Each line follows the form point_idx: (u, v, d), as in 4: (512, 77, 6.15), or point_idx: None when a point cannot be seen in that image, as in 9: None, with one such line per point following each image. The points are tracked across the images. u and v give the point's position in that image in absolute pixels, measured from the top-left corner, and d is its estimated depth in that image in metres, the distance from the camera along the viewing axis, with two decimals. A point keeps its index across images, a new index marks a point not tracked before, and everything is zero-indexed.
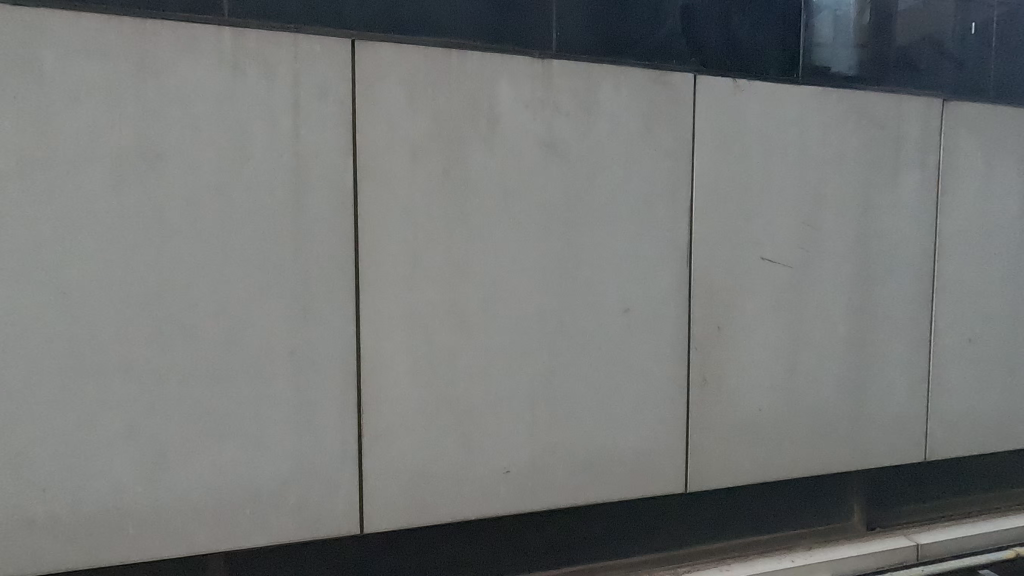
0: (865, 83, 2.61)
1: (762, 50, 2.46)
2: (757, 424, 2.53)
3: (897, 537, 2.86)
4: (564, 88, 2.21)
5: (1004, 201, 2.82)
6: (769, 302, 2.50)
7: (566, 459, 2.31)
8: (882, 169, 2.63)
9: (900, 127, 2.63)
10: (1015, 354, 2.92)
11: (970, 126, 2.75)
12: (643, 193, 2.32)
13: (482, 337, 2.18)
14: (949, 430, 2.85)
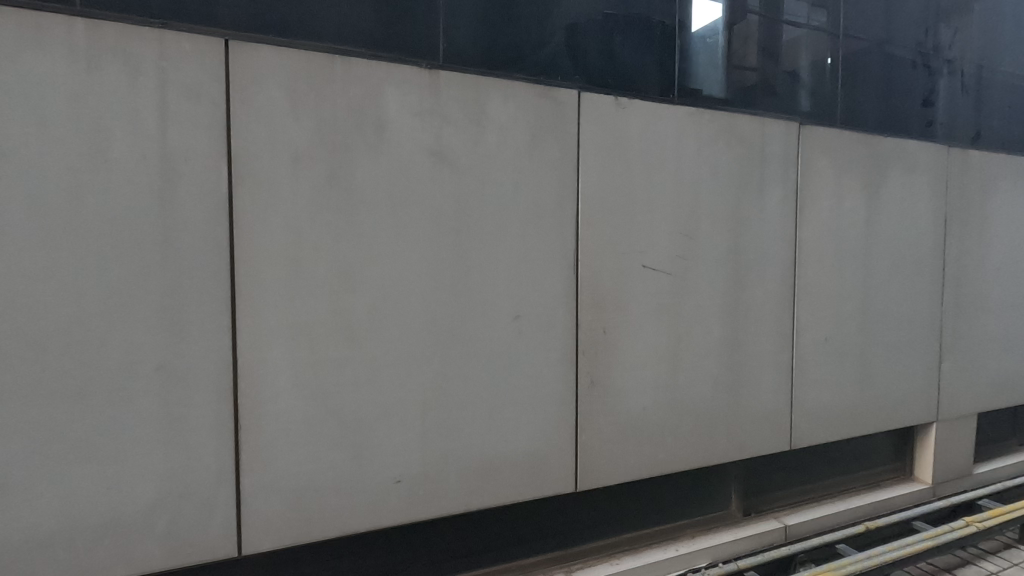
0: (734, 106, 2.86)
1: (641, 71, 2.63)
2: (643, 422, 2.68)
3: (769, 521, 3.14)
4: (452, 98, 2.24)
5: (853, 215, 3.18)
6: (651, 307, 2.67)
7: (459, 466, 2.32)
8: (750, 184, 2.88)
9: (764, 147, 2.90)
10: (865, 350, 3.30)
11: (824, 147, 3.08)
12: (531, 204, 2.40)
13: (371, 346, 2.16)
14: (811, 420, 3.16)
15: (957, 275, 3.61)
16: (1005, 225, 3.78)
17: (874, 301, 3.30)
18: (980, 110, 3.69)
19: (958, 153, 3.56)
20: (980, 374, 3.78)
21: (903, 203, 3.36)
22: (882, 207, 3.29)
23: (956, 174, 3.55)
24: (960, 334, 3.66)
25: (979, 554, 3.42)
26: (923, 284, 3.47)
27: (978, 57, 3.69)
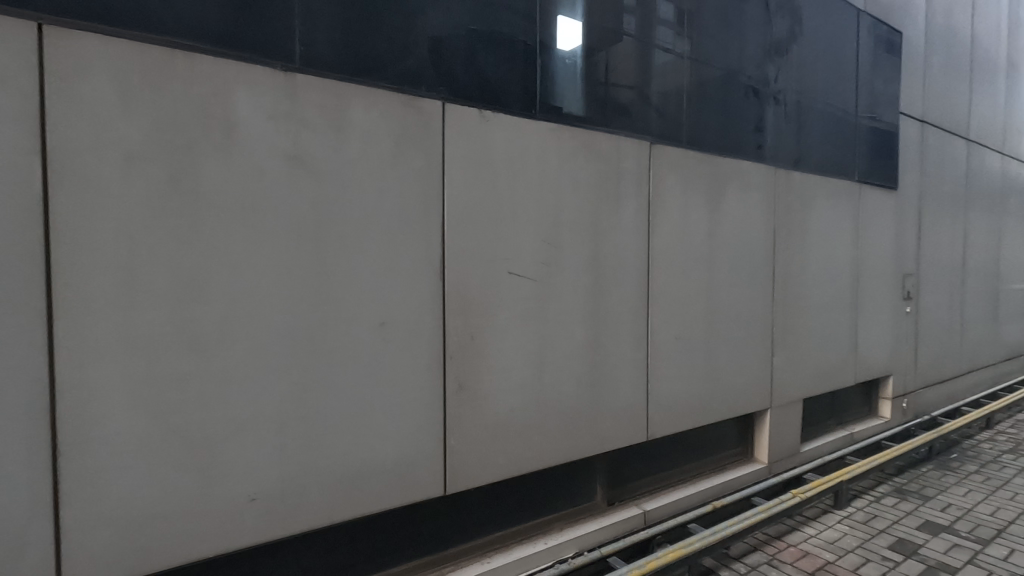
0: (593, 123, 3.08)
1: (505, 86, 2.74)
2: (510, 423, 2.79)
3: (630, 508, 3.40)
4: (310, 103, 2.20)
5: (697, 226, 3.56)
6: (517, 312, 2.80)
7: (322, 478, 2.27)
8: (607, 197, 3.12)
9: (619, 163, 3.17)
10: (711, 347, 3.69)
11: (671, 165, 3.42)
12: (396, 211, 2.41)
13: (220, 359, 2.04)
14: (666, 413, 3.47)
15: (784, 279, 4.15)
16: (820, 236, 4.42)
17: (718, 303, 3.71)
18: (801, 136, 4.28)
19: (783, 173, 4.11)
20: (803, 364, 4.38)
21: (740, 216, 3.81)
22: (723, 220, 3.70)
23: (782, 191, 4.10)
24: (788, 330, 4.21)
25: (803, 520, 3.95)
26: (757, 287, 3.95)
27: (798, 90, 4.27)
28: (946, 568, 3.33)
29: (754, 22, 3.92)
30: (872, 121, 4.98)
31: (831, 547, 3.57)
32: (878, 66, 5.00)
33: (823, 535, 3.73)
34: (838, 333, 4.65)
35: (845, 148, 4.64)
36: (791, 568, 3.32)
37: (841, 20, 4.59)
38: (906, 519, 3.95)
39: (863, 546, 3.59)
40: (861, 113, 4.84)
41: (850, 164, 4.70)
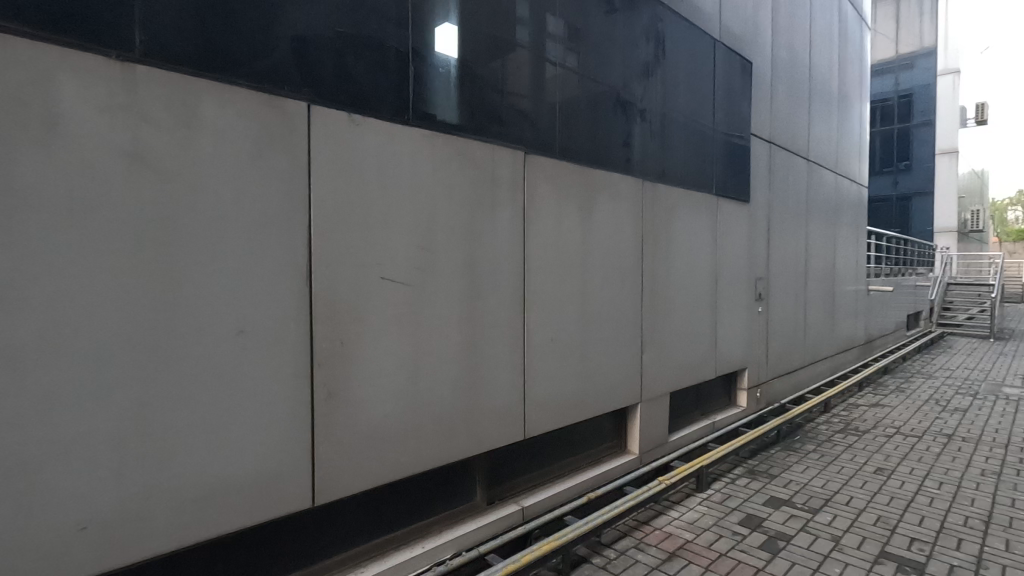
0: (467, 131, 3.15)
1: (375, 90, 2.73)
2: (384, 428, 2.78)
3: (509, 505, 3.51)
4: (154, 97, 2.05)
5: (570, 232, 3.76)
6: (390, 316, 2.79)
7: (170, 498, 2.11)
8: (482, 204, 3.22)
9: (494, 171, 3.28)
10: (585, 347, 3.91)
11: (544, 175, 3.59)
12: (256, 214, 2.31)
13: (42, 374, 1.83)
14: (542, 411, 3.63)
15: (651, 282, 4.51)
16: (682, 243, 4.86)
17: (591, 305, 3.94)
18: (664, 151, 4.67)
19: (649, 185, 4.47)
20: (669, 360, 4.77)
21: (610, 224, 4.08)
22: (594, 227, 3.95)
23: (648, 202, 4.45)
24: (655, 329, 4.57)
25: (669, 504, 4.29)
26: (627, 290, 4.25)
27: (662, 109, 4.66)
28: (782, 536, 3.79)
29: (622, 44, 4.22)
30: (729, 139, 5.54)
31: (690, 527, 3.92)
32: (732, 90, 5.58)
33: (685, 516, 4.08)
34: (699, 331, 5.12)
35: (704, 164, 5.13)
36: (655, 549, 3.60)
37: (699, 47, 5.06)
38: (754, 496, 4.44)
39: (717, 523, 3.98)
40: (717, 132, 5.37)
41: (709, 177, 5.20)
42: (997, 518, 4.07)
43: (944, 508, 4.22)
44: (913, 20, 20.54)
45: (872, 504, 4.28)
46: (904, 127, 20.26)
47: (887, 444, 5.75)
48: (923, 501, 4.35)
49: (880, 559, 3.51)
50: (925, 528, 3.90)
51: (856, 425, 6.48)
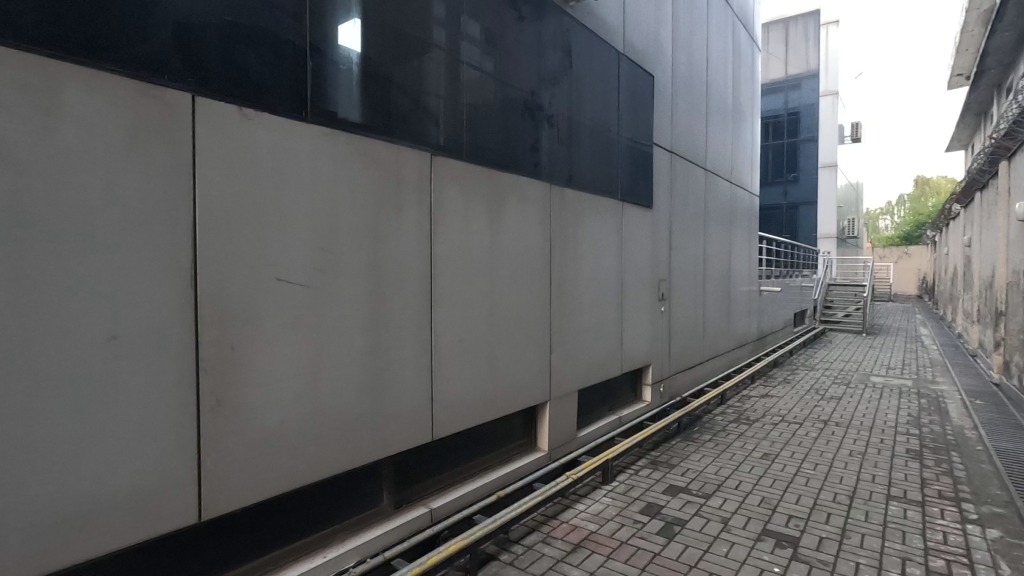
0: (371, 131, 3.10)
1: (270, 84, 2.62)
2: (281, 435, 2.67)
3: (417, 508, 3.49)
4: (4, 78, 1.85)
5: (478, 234, 3.81)
6: (287, 319, 2.69)
7: (26, 522, 1.91)
8: (387, 205, 3.19)
9: (399, 172, 3.26)
10: (494, 347, 3.96)
11: (452, 177, 3.61)
12: (131, 210, 2.15)
13: None
14: (451, 412, 3.63)
15: (560, 283, 4.65)
16: (589, 246, 5.06)
17: (499, 305, 4.01)
18: (571, 158, 4.83)
19: (556, 189, 4.61)
20: (577, 359, 4.94)
21: (519, 226, 4.17)
22: (503, 229, 4.02)
23: (556, 206, 4.60)
24: (563, 329, 4.71)
25: (576, 498, 4.45)
26: (536, 291, 4.37)
27: (569, 117, 4.82)
28: (677, 521, 4.04)
29: (529, 52, 4.32)
30: (633, 148, 5.84)
31: (595, 518, 4.09)
32: (635, 101, 5.87)
33: (591, 508, 4.24)
34: (605, 330, 5.35)
35: (610, 170, 5.37)
36: (561, 542, 3.72)
37: (605, 58, 5.28)
38: (654, 486, 4.70)
39: (620, 513, 4.18)
40: (622, 141, 5.63)
41: (614, 184, 5.45)
42: (859, 493, 4.58)
43: (817, 487, 4.68)
44: (800, 45, 22.58)
45: (758, 487, 4.66)
46: (793, 142, 22.21)
47: (773, 431, 6.29)
48: (800, 482, 4.80)
49: (762, 536, 3.84)
50: (800, 506, 4.31)
51: (748, 415, 7.03)
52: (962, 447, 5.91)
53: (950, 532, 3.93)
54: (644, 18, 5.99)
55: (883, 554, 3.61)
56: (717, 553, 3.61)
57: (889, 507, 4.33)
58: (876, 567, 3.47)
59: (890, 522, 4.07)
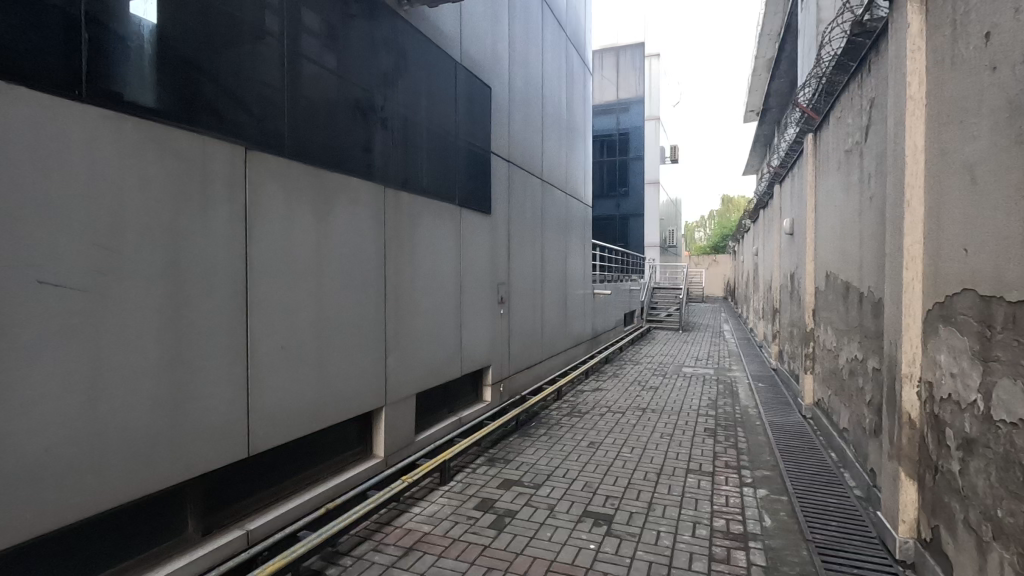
0: (168, 118, 2.80)
1: (28, 53, 2.23)
2: (45, 464, 2.28)
3: (231, 532, 3.21)
4: None
5: (303, 235, 3.63)
6: (53, 328, 2.31)
7: None
8: (190, 200, 2.90)
9: (205, 164, 2.98)
10: (321, 353, 3.80)
11: (271, 173, 3.40)
12: None
13: None
14: (270, 425, 3.40)
15: (395, 287, 4.61)
16: (426, 250, 5.09)
17: (328, 309, 3.85)
18: (406, 161, 4.82)
19: (390, 192, 4.57)
20: (414, 363, 4.93)
21: (349, 228, 4.06)
22: (331, 230, 3.88)
23: (390, 209, 4.55)
24: (398, 333, 4.68)
25: (412, 502, 4.43)
26: (368, 295, 4.27)
27: (404, 120, 4.80)
28: (508, 513, 4.24)
29: (360, 51, 4.22)
30: (471, 155, 6.00)
31: (429, 520, 4.11)
32: (473, 110, 6.04)
33: (426, 510, 4.26)
34: (444, 333, 5.42)
35: (446, 175, 5.46)
36: (393, 547, 3.68)
37: (441, 65, 5.36)
38: (490, 481, 4.87)
39: (454, 512, 4.26)
40: (460, 148, 5.76)
41: (452, 189, 5.56)
42: (665, 470, 5.22)
43: (632, 468, 5.24)
44: (629, 73, 25.09)
45: (582, 473, 5.08)
46: (624, 158, 24.56)
47: (600, 421, 6.90)
48: (618, 465, 5.33)
49: (582, 517, 4.18)
50: (617, 486, 4.78)
51: (579, 408, 7.62)
52: (746, 423, 7.02)
53: (731, 496, 4.65)
54: (480, 31, 6.20)
55: (679, 521, 4.16)
56: (542, 538, 3.85)
57: (687, 480, 4.99)
58: (673, 533, 3.98)
59: (686, 492, 4.70)
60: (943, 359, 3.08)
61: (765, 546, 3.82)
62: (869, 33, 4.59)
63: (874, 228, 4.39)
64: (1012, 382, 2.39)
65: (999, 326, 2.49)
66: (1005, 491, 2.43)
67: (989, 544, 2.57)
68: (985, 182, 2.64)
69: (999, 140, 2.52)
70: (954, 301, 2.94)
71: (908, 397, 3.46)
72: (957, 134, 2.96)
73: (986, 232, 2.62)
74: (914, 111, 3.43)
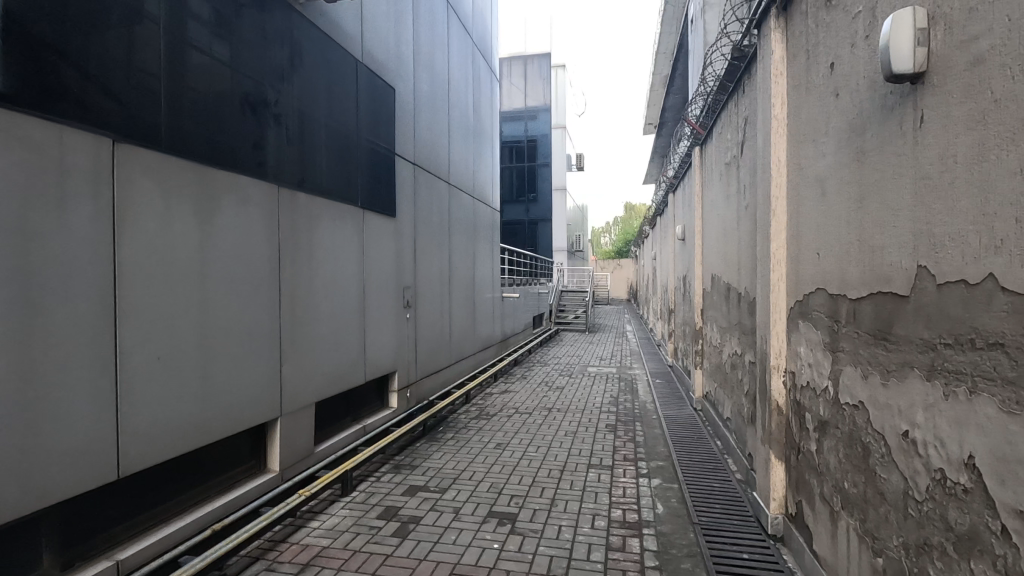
0: (18, 104, 2.50)
1: None
2: None
3: (97, 564, 2.90)
4: None
5: (183, 236, 3.37)
6: None
7: None
8: (43, 196, 2.61)
9: (62, 156, 2.68)
10: (206, 363, 3.54)
11: (144, 169, 3.13)
12: None
13: None
14: (145, 443, 3.11)
15: (290, 292, 4.40)
16: (325, 253, 4.91)
17: (213, 316, 3.60)
18: (303, 160, 4.62)
19: (285, 192, 4.36)
20: (313, 371, 4.73)
21: (238, 230, 3.82)
22: (216, 232, 3.63)
23: (284, 210, 4.34)
24: (295, 340, 4.46)
25: (310, 516, 4.24)
26: (260, 300, 4.05)
27: (301, 117, 4.60)
28: (413, 519, 4.18)
29: (252, 42, 3.99)
30: (374, 156, 5.86)
31: (329, 533, 3.96)
32: (376, 111, 5.92)
33: (325, 524, 4.10)
34: (345, 339, 5.24)
35: (347, 177, 5.30)
36: (288, 565, 3.50)
37: (341, 63, 5.21)
38: (394, 489, 4.77)
39: (356, 523, 4.13)
40: (362, 149, 5.62)
41: (353, 191, 5.40)
42: (569, 466, 5.40)
43: (537, 466, 5.36)
44: (537, 82, 25.77)
45: (488, 474, 5.12)
46: (532, 165, 25.17)
47: (507, 423, 7.00)
48: (524, 464, 5.43)
49: (487, 517, 4.22)
50: (521, 485, 4.87)
51: (487, 410, 7.68)
52: (643, 417, 7.43)
53: (628, 486, 4.91)
54: (383, 31, 6.10)
55: (579, 514, 4.33)
56: (446, 542, 3.84)
57: (588, 474, 5.20)
58: (573, 526, 4.12)
59: (587, 486, 4.89)
60: (802, 351, 3.46)
61: (656, 531, 4.07)
62: (743, 57, 5.07)
63: (749, 234, 4.84)
64: (852, 368, 2.74)
65: (843, 320, 2.84)
66: (848, 465, 2.78)
67: (838, 513, 2.91)
68: (831, 194, 3.02)
69: (841, 158, 2.89)
70: (810, 299, 3.32)
71: (777, 386, 3.85)
72: (810, 151, 3.35)
73: (833, 238, 2.99)
74: (778, 130, 3.84)
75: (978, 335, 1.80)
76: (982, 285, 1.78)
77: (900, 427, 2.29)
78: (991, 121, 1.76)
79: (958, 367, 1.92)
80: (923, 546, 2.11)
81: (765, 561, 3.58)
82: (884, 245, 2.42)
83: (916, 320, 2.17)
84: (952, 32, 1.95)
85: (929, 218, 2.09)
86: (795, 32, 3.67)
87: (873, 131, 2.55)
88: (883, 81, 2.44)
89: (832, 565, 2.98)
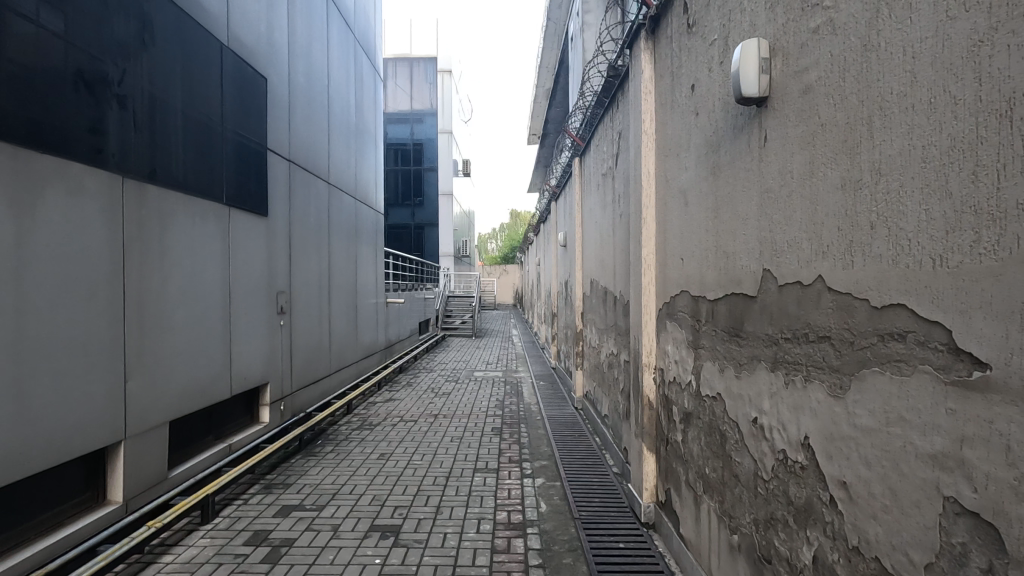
0: None
1: None
2: None
3: None
4: None
5: None
6: None
7: None
8: None
9: None
10: (22, 383, 2.98)
11: None
12: None
13: None
14: None
15: (137, 297, 3.88)
16: (181, 253, 4.39)
17: (34, 326, 3.06)
18: (155, 148, 4.11)
19: (131, 183, 3.84)
20: (165, 386, 4.20)
21: (68, 225, 3.28)
22: (38, 228, 3.10)
23: (131, 203, 3.84)
24: (142, 352, 3.93)
25: (163, 549, 3.75)
26: (98, 306, 3.51)
27: (154, 101, 4.10)
28: (285, 542, 3.87)
29: (94, 13, 3.49)
30: (240, 147, 5.37)
31: (185, 567, 3.53)
32: (243, 101, 5.44)
33: (181, 557, 3.65)
34: (205, 350, 4.73)
35: (208, 169, 4.81)
36: None
37: (202, 45, 4.72)
38: (265, 511, 4.39)
39: (219, 552, 3.73)
40: (227, 141, 5.15)
41: (215, 186, 4.91)
42: (454, 472, 5.34)
43: (422, 475, 5.23)
44: (423, 85, 25.51)
45: (370, 487, 4.91)
46: (419, 168, 24.82)
47: (392, 432, 6.78)
48: (408, 474, 5.28)
49: (368, 532, 4.03)
50: (405, 495, 4.72)
51: (370, 420, 7.38)
52: (528, 419, 7.61)
53: (513, 488, 4.97)
54: (252, 14, 5.63)
55: (465, 519, 4.29)
56: (323, 562, 3.60)
57: (473, 479, 5.18)
58: (459, 532, 4.08)
59: (474, 491, 4.86)
60: (669, 349, 3.73)
61: (539, 530, 4.15)
62: (617, 75, 5.38)
63: (623, 241, 5.14)
64: (711, 363, 3.00)
65: (703, 320, 3.10)
66: (709, 452, 3.03)
67: (700, 497, 3.16)
68: (692, 203, 3.29)
69: (699, 172, 3.18)
70: (675, 300, 3.59)
71: (647, 382, 4.12)
72: (674, 165, 3.64)
73: (694, 244, 3.26)
74: (647, 144, 4.12)
75: (810, 330, 2.05)
76: (813, 285, 2.03)
77: (751, 414, 2.54)
78: (819, 143, 2.01)
79: (795, 358, 2.17)
80: (770, 520, 2.35)
81: (639, 548, 3.79)
82: (736, 251, 2.68)
83: (762, 317, 2.42)
84: (789, 64, 2.22)
85: (771, 227, 2.34)
86: (662, 54, 3.97)
87: (726, 148, 2.82)
88: (734, 104, 2.72)
89: (696, 545, 3.24)
